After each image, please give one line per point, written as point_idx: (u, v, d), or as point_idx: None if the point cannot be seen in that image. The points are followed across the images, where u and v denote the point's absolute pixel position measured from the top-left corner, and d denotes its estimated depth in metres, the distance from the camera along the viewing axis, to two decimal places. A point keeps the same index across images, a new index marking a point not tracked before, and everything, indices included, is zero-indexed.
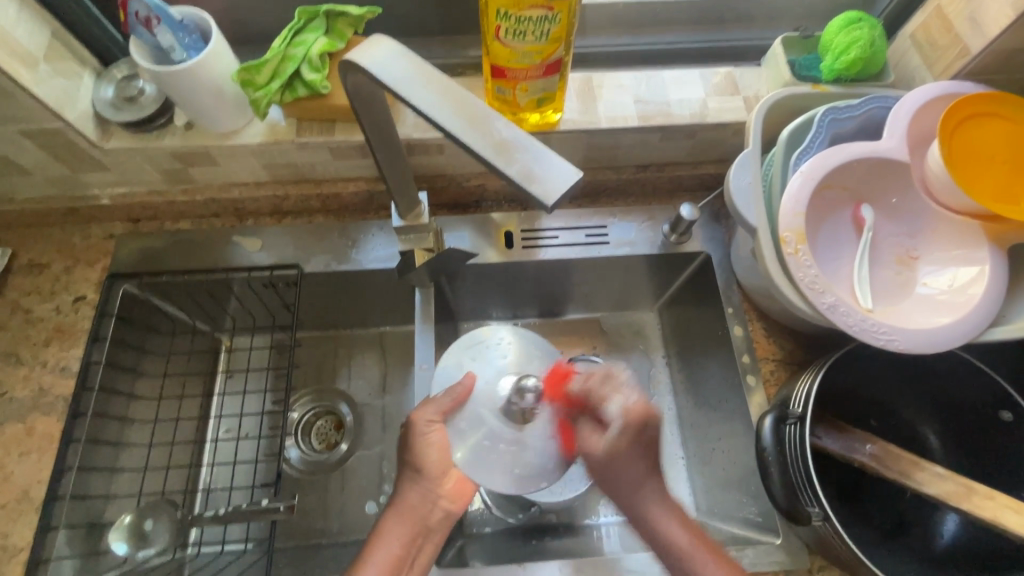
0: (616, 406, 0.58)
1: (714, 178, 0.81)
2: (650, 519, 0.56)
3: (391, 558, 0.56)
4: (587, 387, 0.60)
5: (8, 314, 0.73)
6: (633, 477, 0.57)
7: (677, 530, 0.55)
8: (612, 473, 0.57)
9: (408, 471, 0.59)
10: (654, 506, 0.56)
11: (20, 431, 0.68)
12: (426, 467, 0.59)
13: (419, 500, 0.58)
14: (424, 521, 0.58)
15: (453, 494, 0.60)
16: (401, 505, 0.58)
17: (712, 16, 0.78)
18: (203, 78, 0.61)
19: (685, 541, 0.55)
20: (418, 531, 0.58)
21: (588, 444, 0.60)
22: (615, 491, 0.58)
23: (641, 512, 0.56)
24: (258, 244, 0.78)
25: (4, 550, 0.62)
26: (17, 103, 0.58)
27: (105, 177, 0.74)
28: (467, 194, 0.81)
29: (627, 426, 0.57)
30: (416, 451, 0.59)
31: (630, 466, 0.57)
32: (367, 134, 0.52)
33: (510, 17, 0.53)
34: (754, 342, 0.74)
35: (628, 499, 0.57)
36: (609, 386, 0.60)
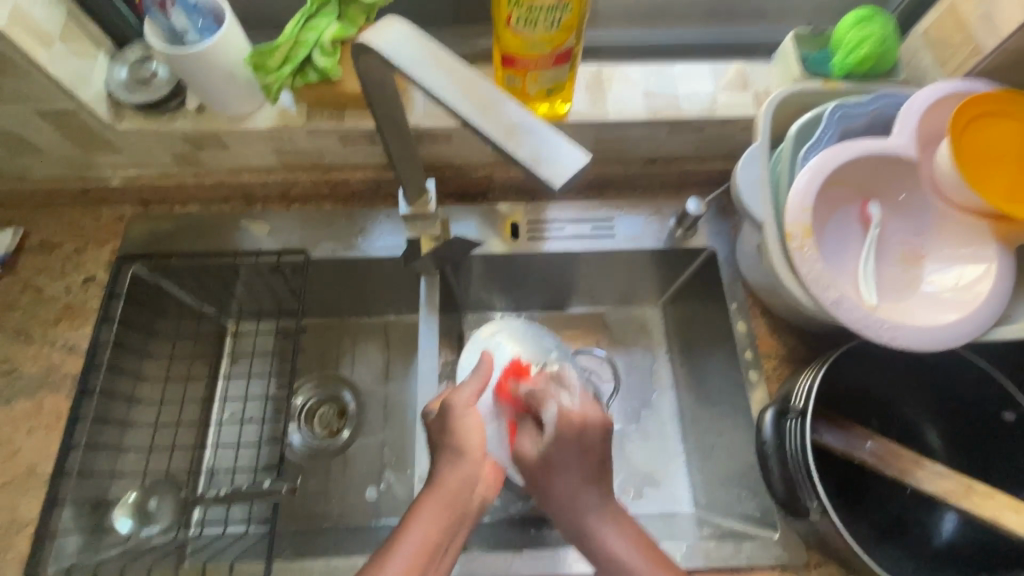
0: (554, 404, 0.53)
1: (721, 174, 0.81)
2: (589, 530, 0.48)
3: (425, 544, 0.49)
4: (533, 389, 0.58)
5: (20, 291, 0.74)
6: (565, 485, 0.49)
7: (632, 556, 0.47)
8: (543, 481, 0.50)
9: (445, 447, 0.54)
10: (591, 517, 0.48)
11: (29, 407, 0.69)
12: (467, 445, 0.54)
13: (461, 484, 0.52)
14: (462, 505, 0.51)
15: (488, 481, 0.55)
16: (438, 485, 0.52)
17: (724, 11, 0.78)
18: (216, 61, 0.62)
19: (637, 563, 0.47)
20: (456, 519, 0.51)
21: (522, 445, 0.53)
22: (551, 507, 0.49)
23: (580, 521, 0.48)
24: (266, 229, 0.79)
25: (12, 523, 0.63)
26: (32, 81, 0.59)
27: (117, 159, 0.74)
28: (475, 184, 0.81)
29: (562, 431, 0.50)
30: (456, 432, 0.54)
31: (563, 475, 0.49)
32: (378, 119, 0.52)
33: (522, 5, 0.53)
34: (758, 338, 0.74)
35: (567, 517, 0.49)
36: (554, 389, 0.56)
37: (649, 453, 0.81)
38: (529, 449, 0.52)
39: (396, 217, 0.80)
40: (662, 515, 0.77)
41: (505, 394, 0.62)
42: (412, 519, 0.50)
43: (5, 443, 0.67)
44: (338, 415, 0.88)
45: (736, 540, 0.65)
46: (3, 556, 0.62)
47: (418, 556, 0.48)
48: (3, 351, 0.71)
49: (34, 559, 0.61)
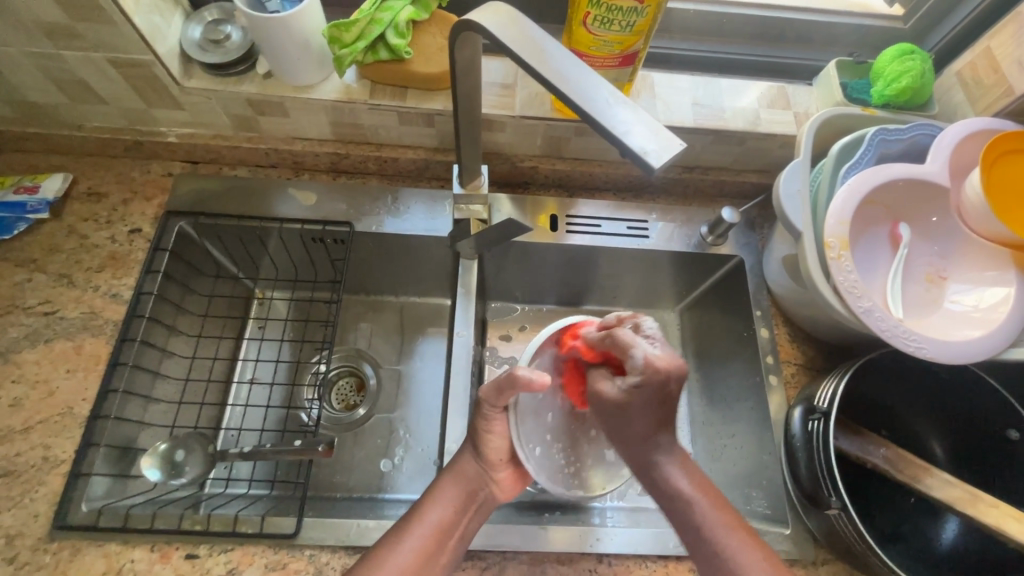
0: (633, 350, 0.54)
1: (754, 187, 0.85)
2: (655, 467, 0.55)
3: (438, 532, 0.58)
4: (613, 337, 0.57)
5: (64, 237, 0.76)
6: (642, 430, 0.55)
7: (685, 487, 0.54)
8: (620, 421, 0.56)
9: (477, 439, 0.64)
10: (662, 466, 0.55)
11: (68, 349, 0.69)
12: (488, 455, 0.64)
13: (473, 474, 0.63)
14: (475, 500, 0.62)
15: (504, 483, 0.65)
16: (463, 477, 0.63)
17: (772, 34, 0.82)
18: (295, 30, 0.64)
19: (686, 488, 0.55)
20: (463, 508, 0.61)
21: (602, 388, 0.57)
22: (621, 437, 0.57)
23: (657, 469, 0.56)
24: (311, 199, 0.81)
25: (45, 460, 0.64)
26: (115, 29, 0.61)
27: (176, 116, 0.76)
28: (519, 174, 0.83)
29: (649, 374, 0.52)
30: (482, 430, 0.64)
31: (633, 413, 0.55)
32: (457, 98, 0.55)
33: (602, 5, 0.56)
34: (778, 345, 0.78)
35: (637, 452, 0.56)
36: (624, 342, 0.55)
37: None
38: (610, 391, 0.56)
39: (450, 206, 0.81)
40: None
41: (571, 375, 0.69)
42: (428, 508, 0.60)
43: (42, 382, 0.67)
44: (356, 389, 0.90)
45: None
46: (35, 491, 0.62)
47: (431, 535, 0.58)
48: (45, 293, 0.72)
49: (66, 496, 0.62)
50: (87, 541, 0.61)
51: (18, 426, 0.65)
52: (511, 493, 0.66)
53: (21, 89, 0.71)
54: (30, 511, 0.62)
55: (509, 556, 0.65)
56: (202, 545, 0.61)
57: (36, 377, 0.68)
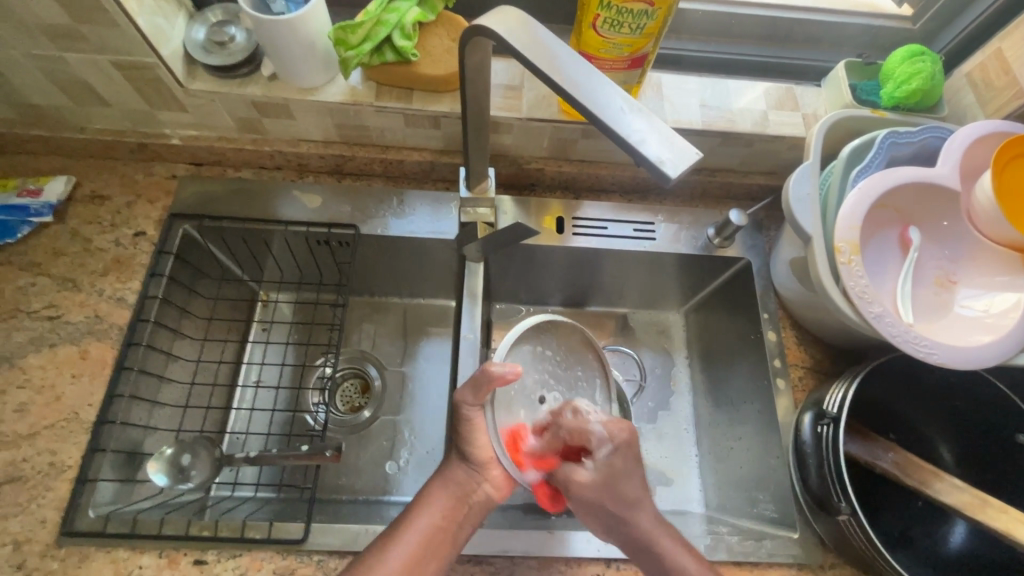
0: (590, 426, 0.59)
1: (762, 189, 0.84)
2: (629, 524, 0.59)
3: (426, 540, 0.58)
4: (566, 425, 0.60)
5: (68, 240, 0.75)
6: (632, 499, 0.59)
7: (684, 558, 0.59)
8: (608, 496, 0.58)
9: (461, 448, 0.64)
10: (656, 539, 0.59)
11: (74, 354, 0.69)
12: (474, 456, 0.63)
13: (462, 479, 0.63)
14: (465, 505, 0.61)
15: (497, 482, 0.63)
16: (451, 484, 0.62)
17: (781, 34, 0.81)
18: (300, 32, 0.63)
19: (689, 564, 0.58)
20: (452, 514, 0.61)
21: (572, 475, 0.59)
22: (612, 517, 0.59)
23: (649, 542, 0.59)
24: (316, 202, 0.80)
25: (52, 466, 0.64)
26: (119, 32, 0.60)
27: (179, 118, 0.75)
28: (526, 176, 0.83)
29: (613, 438, 0.58)
30: (466, 436, 0.63)
31: (621, 481, 0.59)
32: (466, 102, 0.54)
33: (612, 8, 0.56)
34: (786, 348, 0.78)
35: (624, 530, 0.59)
36: (577, 418, 0.60)
37: (662, 452, 0.85)
38: (589, 473, 0.58)
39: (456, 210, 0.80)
40: (674, 512, 0.80)
41: (539, 488, 0.63)
42: (416, 516, 0.60)
43: (48, 387, 0.67)
44: (361, 391, 0.90)
45: (757, 538, 0.67)
46: (42, 497, 0.62)
47: (419, 542, 0.58)
48: (49, 297, 0.72)
49: (73, 502, 0.62)
50: (94, 548, 0.61)
51: (24, 431, 0.65)
52: (509, 490, 0.63)
53: (23, 91, 0.70)
54: (37, 517, 0.61)
55: (517, 561, 0.65)
56: (210, 551, 0.61)
57: (42, 382, 0.67)
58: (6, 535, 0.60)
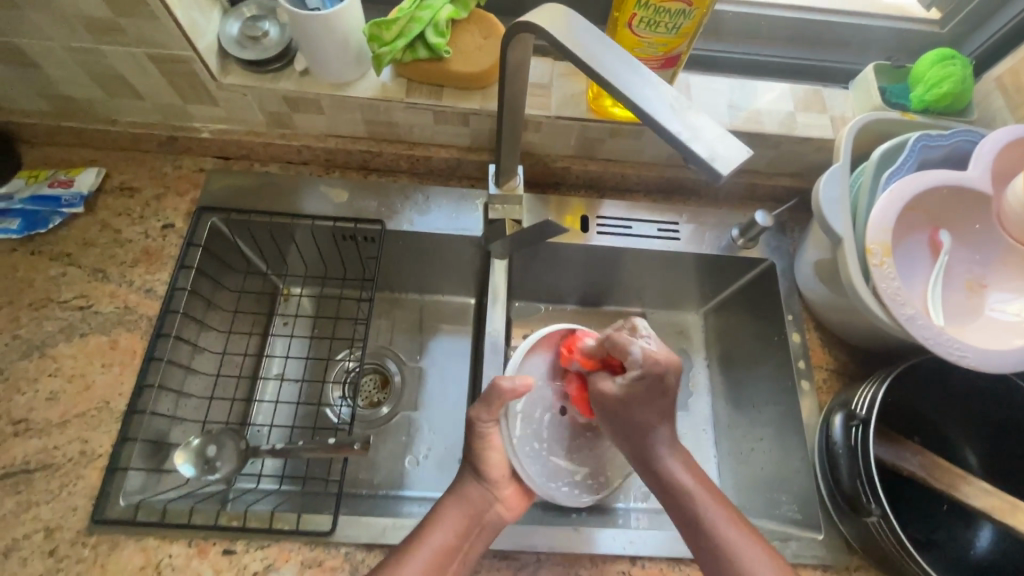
0: (632, 345, 0.59)
1: (786, 191, 0.84)
2: (657, 462, 0.60)
3: (441, 555, 0.58)
4: (609, 338, 0.62)
5: (98, 231, 0.76)
6: (646, 420, 0.59)
7: (687, 478, 0.59)
8: (625, 412, 0.59)
9: (475, 462, 0.64)
10: (660, 454, 0.60)
11: (104, 343, 0.70)
12: (487, 472, 0.64)
13: (477, 495, 0.63)
14: (479, 521, 0.61)
15: (509, 501, 0.64)
16: (466, 499, 0.62)
17: (809, 37, 0.81)
18: (335, 28, 0.63)
19: (688, 480, 0.59)
20: (466, 529, 0.60)
21: (600, 384, 0.61)
22: (628, 432, 0.60)
23: (654, 459, 0.60)
24: (343, 197, 0.80)
25: (82, 454, 0.64)
26: (157, 25, 0.61)
27: (210, 112, 0.76)
28: (551, 174, 0.83)
29: (648, 365, 0.58)
30: (481, 450, 0.64)
31: (640, 404, 0.59)
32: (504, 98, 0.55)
33: (650, 7, 0.56)
34: (810, 349, 0.78)
35: (635, 442, 0.60)
36: (627, 335, 0.61)
37: None
38: (612, 388, 0.60)
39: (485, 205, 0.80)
40: None
41: (578, 389, 0.69)
42: (432, 530, 0.59)
43: (78, 376, 0.68)
44: (380, 387, 0.90)
45: (782, 538, 0.67)
46: (73, 485, 0.63)
47: (434, 556, 0.57)
48: (79, 287, 0.72)
49: (104, 491, 0.62)
50: (125, 536, 0.61)
51: (55, 419, 0.66)
52: (518, 511, 0.64)
53: (59, 83, 0.71)
54: (68, 504, 0.62)
55: (542, 557, 0.65)
56: (239, 541, 0.62)
57: (73, 371, 0.68)
58: (38, 522, 0.61)
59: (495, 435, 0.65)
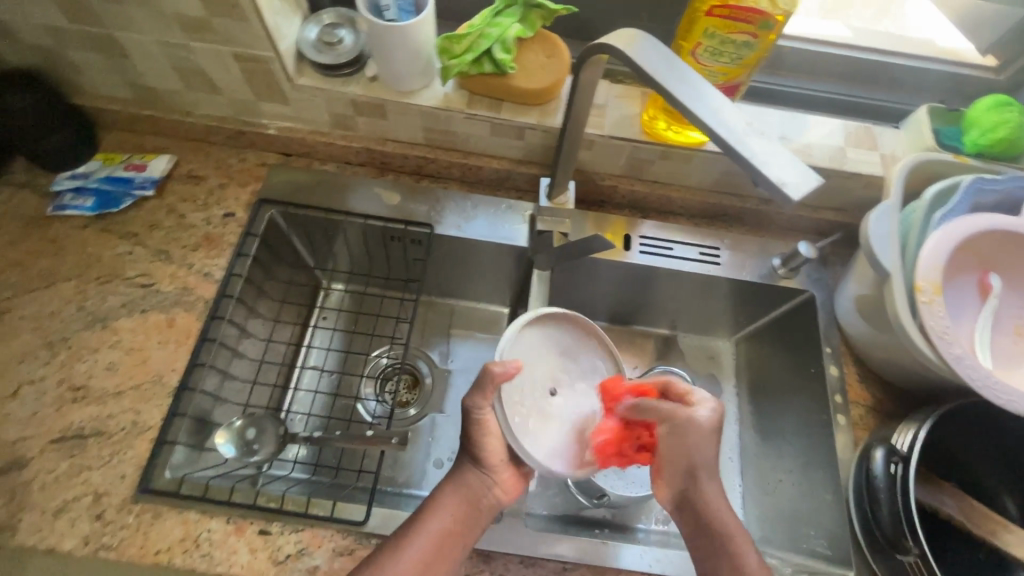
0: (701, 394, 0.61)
1: (830, 225, 0.85)
2: (697, 504, 0.59)
3: (440, 542, 0.59)
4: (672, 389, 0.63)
5: (164, 214, 0.80)
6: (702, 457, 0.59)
7: (727, 527, 0.58)
8: (682, 449, 0.59)
9: (471, 450, 0.63)
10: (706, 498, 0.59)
11: (162, 321, 0.73)
12: (486, 460, 0.63)
13: (473, 483, 0.63)
14: (477, 505, 0.62)
15: (506, 485, 0.64)
16: (463, 487, 0.63)
17: (862, 76, 0.82)
18: (410, 39, 0.67)
19: (730, 527, 0.59)
20: (462, 516, 0.61)
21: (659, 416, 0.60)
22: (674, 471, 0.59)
23: (697, 498, 0.59)
24: (396, 199, 0.83)
25: (134, 425, 0.67)
26: (246, 27, 0.65)
27: (279, 110, 0.80)
28: (597, 192, 0.85)
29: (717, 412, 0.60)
30: (476, 440, 0.63)
31: (704, 441, 0.59)
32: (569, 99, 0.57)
33: (716, 37, 0.58)
34: (847, 384, 0.77)
35: (680, 481, 0.59)
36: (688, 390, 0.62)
37: None
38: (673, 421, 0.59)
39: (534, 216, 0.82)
40: None
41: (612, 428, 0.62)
42: (428, 517, 0.60)
43: (136, 350, 0.71)
44: (410, 387, 0.91)
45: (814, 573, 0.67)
46: (123, 454, 0.65)
47: (431, 543, 0.58)
48: (143, 265, 0.76)
49: (152, 462, 0.65)
50: (167, 507, 0.63)
51: (112, 389, 0.69)
52: (516, 493, 0.65)
53: (145, 74, 0.76)
54: (117, 471, 0.65)
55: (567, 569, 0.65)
56: (275, 523, 0.63)
57: (131, 345, 0.71)
58: (88, 486, 0.64)
59: (495, 421, 0.63)
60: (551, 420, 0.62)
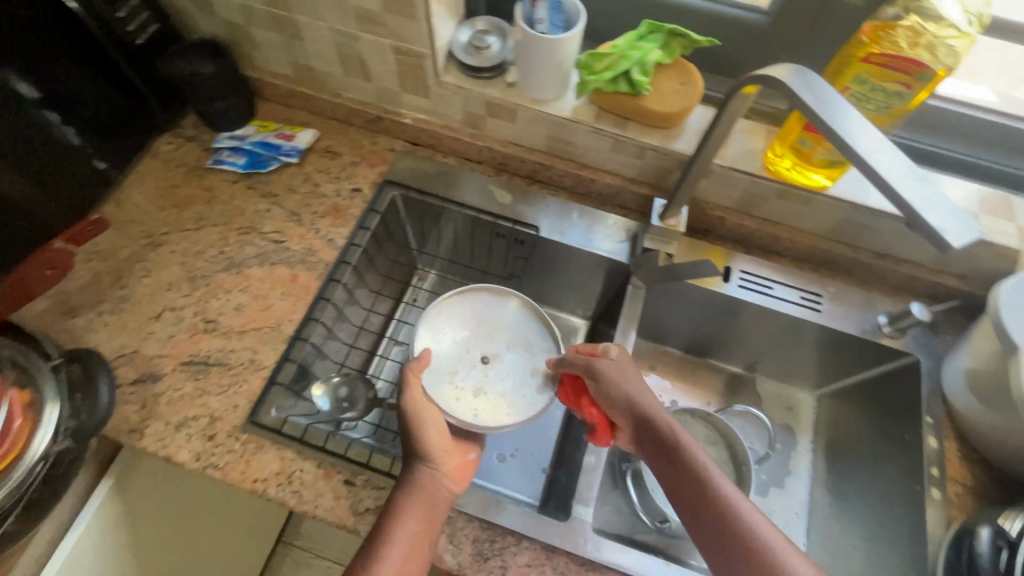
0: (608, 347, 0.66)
1: (947, 291, 0.81)
2: (680, 457, 0.56)
3: (414, 542, 0.58)
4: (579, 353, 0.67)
5: (301, 181, 0.88)
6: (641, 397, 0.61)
7: (723, 486, 0.53)
8: (613, 387, 0.62)
9: (418, 448, 0.63)
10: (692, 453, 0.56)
11: (287, 275, 0.81)
12: (431, 451, 0.63)
13: (430, 482, 0.62)
14: (437, 501, 0.61)
15: (455, 475, 0.64)
16: (420, 488, 0.61)
17: (1008, 143, 0.79)
18: (555, 52, 0.71)
19: (725, 487, 0.53)
20: (427, 514, 0.60)
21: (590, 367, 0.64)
22: (650, 425, 0.59)
23: (677, 450, 0.56)
24: (508, 199, 0.88)
25: (251, 362, 0.74)
26: (414, 24, 0.72)
27: (417, 102, 0.87)
28: (704, 221, 0.86)
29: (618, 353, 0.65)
30: (418, 436, 0.63)
31: (604, 374, 0.63)
32: (720, 113, 0.59)
33: (866, 83, 0.61)
34: (946, 459, 0.73)
35: (656, 434, 0.58)
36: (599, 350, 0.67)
37: None
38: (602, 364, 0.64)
39: (639, 233, 0.84)
40: None
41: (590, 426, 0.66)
42: (396, 522, 0.59)
43: (262, 297, 0.79)
44: None
45: None
46: (238, 386, 0.72)
47: (405, 545, 0.58)
48: (278, 223, 0.84)
49: (262, 398, 0.72)
50: (268, 441, 0.69)
51: (237, 327, 0.76)
52: (466, 479, 0.65)
53: (311, 56, 0.85)
54: (231, 401, 0.72)
55: None
56: (360, 476, 0.68)
57: (258, 291, 0.79)
58: (206, 409, 0.71)
59: (435, 417, 0.64)
60: (487, 389, 0.67)
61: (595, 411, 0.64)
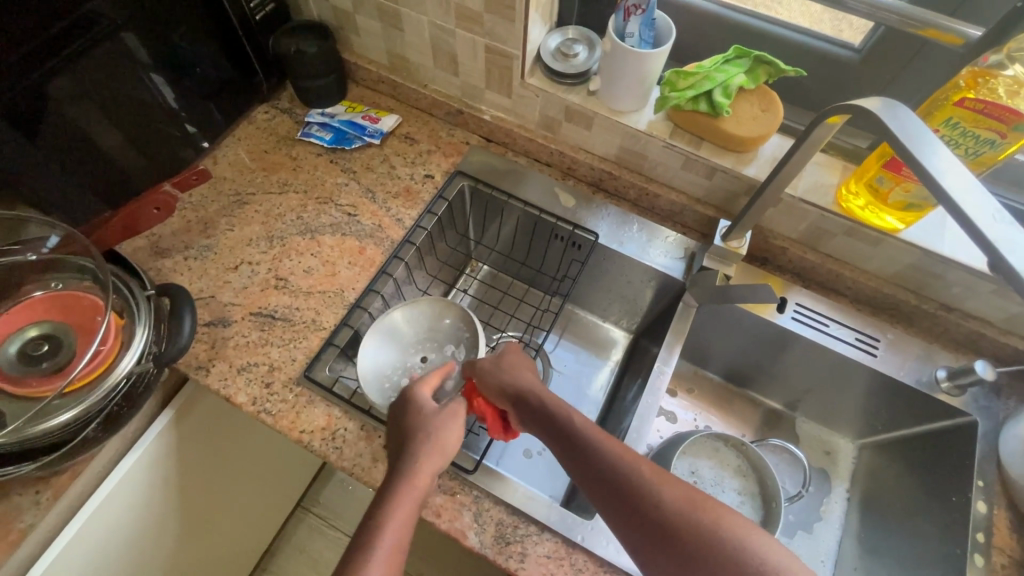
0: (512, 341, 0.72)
1: (1017, 355, 0.78)
2: (593, 448, 0.57)
3: (402, 537, 0.53)
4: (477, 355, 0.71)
5: (380, 162, 0.94)
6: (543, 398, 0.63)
7: (642, 467, 0.55)
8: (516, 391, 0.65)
9: (418, 440, 0.61)
10: (600, 442, 0.58)
11: (355, 247, 0.85)
12: (444, 446, 0.61)
13: (430, 476, 0.59)
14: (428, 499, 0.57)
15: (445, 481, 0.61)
16: (417, 479, 0.58)
17: None
18: (642, 66, 0.73)
19: (642, 467, 0.55)
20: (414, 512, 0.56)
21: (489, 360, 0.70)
22: (556, 424, 0.61)
23: (585, 441, 0.58)
24: (571, 203, 0.90)
25: (313, 322, 0.79)
26: (509, 25, 0.76)
27: (498, 101, 0.91)
28: (765, 250, 0.86)
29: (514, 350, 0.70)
30: (431, 428, 0.62)
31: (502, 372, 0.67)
32: (800, 138, 0.60)
33: (958, 128, 0.61)
34: (997, 527, 0.69)
35: (564, 430, 0.60)
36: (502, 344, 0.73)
37: None
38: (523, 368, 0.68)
39: (697, 252, 0.85)
40: None
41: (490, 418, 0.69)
42: (392, 511, 0.54)
43: (330, 263, 0.84)
44: None
45: None
46: (298, 342, 0.77)
47: (396, 539, 0.52)
48: (353, 198, 0.90)
49: (318, 355, 0.76)
50: (318, 397, 0.73)
51: (304, 288, 0.82)
52: None
53: (407, 47, 0.90)
54: (290, 354, 0.76)
55: None
56: None
57: (327, 258, 0.84)
58: (267, 358, 0.76)
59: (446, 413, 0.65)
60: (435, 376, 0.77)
61: (484, 405, 0.68)
